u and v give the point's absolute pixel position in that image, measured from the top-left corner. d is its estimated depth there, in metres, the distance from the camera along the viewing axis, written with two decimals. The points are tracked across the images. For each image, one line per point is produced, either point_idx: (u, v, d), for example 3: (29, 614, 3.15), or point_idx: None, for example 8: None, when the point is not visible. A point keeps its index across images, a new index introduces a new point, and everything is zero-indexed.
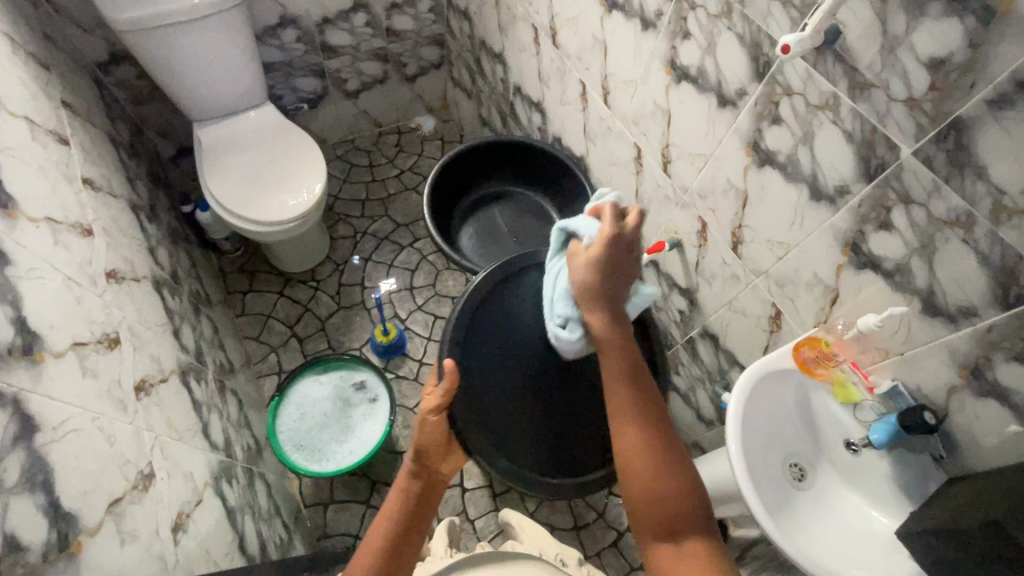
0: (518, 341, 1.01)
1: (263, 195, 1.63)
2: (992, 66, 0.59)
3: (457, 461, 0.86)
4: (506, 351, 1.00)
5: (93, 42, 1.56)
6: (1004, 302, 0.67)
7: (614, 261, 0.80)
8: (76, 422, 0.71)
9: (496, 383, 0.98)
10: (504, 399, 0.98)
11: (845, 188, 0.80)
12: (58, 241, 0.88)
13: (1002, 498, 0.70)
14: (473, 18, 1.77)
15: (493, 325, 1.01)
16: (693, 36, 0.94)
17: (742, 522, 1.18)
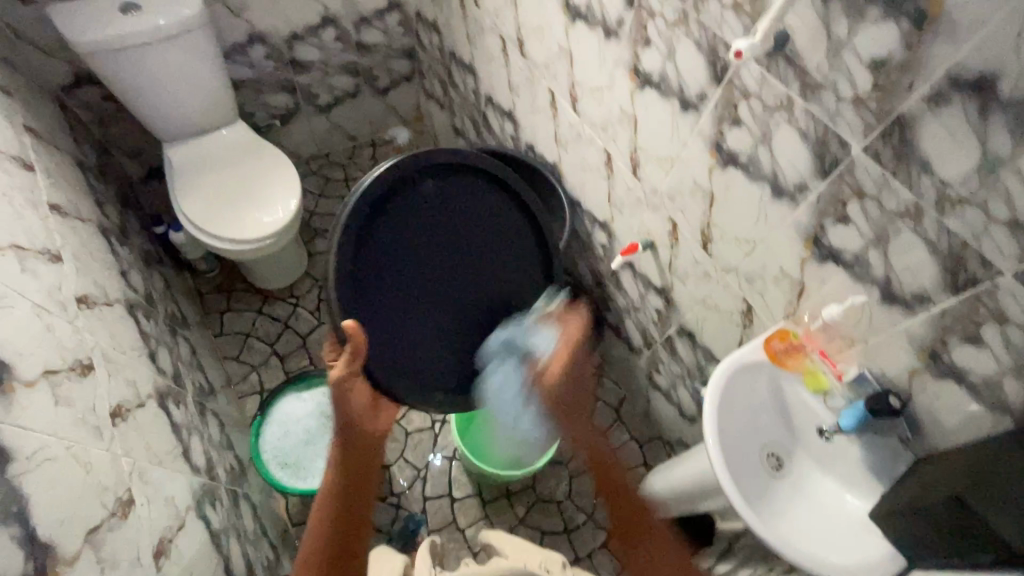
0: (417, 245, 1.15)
1: (237, 213, 1.62)
2: (929, 64, 0.62)
3: (389, 416, 1.04)
4: (414, 265, 1.15)
5: (55, 65, 1.54)
6: (954, 287, 0.71)
7: (585, 361, 0.99)
8: (50, 451, 0.70)
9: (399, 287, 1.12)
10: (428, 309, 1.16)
11: (804, 184, 0.84)
12: (24, 269, 0.87)
13: (962, 473, 0.73)
14: (441, 30, 1.80)
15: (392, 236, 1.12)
16: (654, 43, 0.97)
17: (727, 516, 1.21)
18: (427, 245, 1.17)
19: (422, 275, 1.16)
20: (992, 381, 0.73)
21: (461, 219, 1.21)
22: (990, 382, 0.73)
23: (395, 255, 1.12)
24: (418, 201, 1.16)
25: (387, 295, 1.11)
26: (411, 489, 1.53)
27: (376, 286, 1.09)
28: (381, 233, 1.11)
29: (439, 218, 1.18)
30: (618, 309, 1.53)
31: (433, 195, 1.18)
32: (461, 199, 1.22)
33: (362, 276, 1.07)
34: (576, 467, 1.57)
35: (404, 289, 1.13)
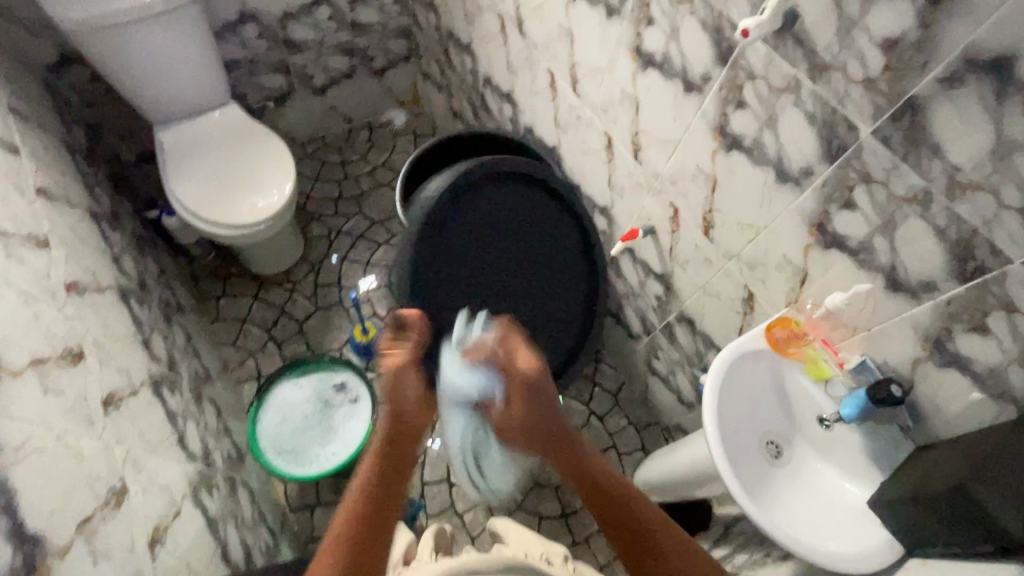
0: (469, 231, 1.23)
1: (231, 198, 1.59)
2: (944, 44, 0.60)
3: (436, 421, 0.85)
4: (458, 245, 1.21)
5: (41, 44, 1.50)
6: (961, 275, 0.69)
7: (540, 391, 0.81)
8: (39, 442, 0.69)
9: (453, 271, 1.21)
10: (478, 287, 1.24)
11: (809, 169, 0.81)
12: (10, 255, 0.85)
13: (963, 462, 0.73)
14: (438, 9, 1.75)
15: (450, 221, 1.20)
16: (657, 22, 0.94)
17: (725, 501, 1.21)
18: (471, 236, 1.24)
19: (471, 260, 1.24)
20: (996, 370, 0.72)
21: (504, 214, 1.28)
22: (995, 371, 0.72)
23: (444, 247, 1.21)
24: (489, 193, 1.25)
25: (441, 280, 1.20)
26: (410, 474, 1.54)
27: (434, 268, 1.20)
28: (433, 227, 1.19)
29: (486, 212, 1.25)
30: (617, 295, 1.52)
31: (496, 197, 1.26)
32: (506, 194, 1.27)
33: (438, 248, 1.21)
34: None
35: (456, 274, 1.22)
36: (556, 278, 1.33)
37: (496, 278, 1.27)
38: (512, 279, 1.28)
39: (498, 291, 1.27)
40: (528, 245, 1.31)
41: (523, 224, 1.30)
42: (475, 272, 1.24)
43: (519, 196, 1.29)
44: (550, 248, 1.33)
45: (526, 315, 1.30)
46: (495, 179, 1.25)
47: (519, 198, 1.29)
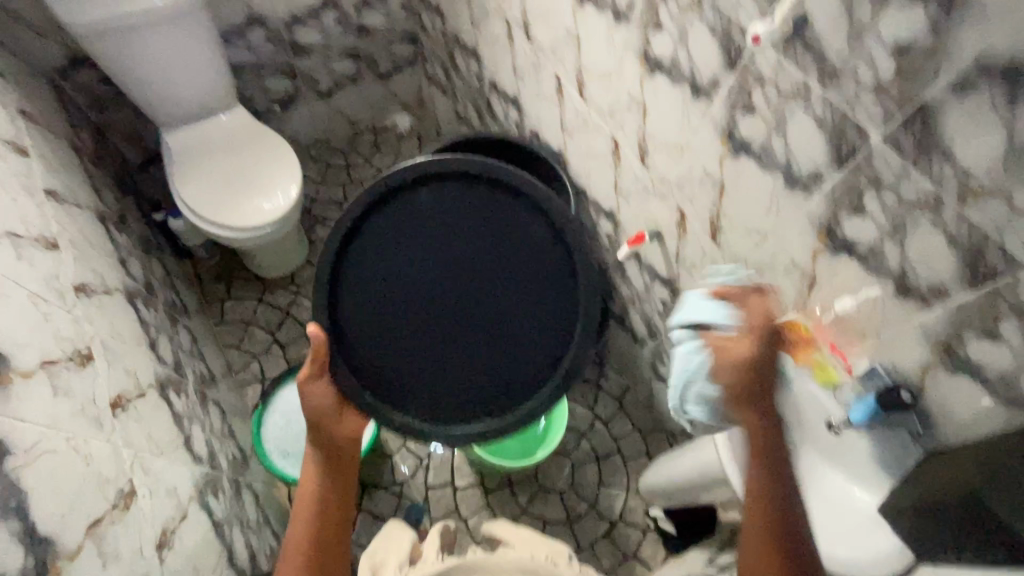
0: (405, 257, 1.00)
1: (237, 201, 1.59)
2: (955, 50, 0.60)
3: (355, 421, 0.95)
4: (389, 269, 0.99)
5: (49, 47, 1.51)
6: (972, 281, 0.69)
7: (763, 337, 0.89)
8: (49, 443, 0.69)
9: (375, 303, 0.99)
10: (407, 327, 1.00)
11: (818, 174, 0.82)
12: (20, 256, 0.85)
13: (975, 470, 0.72)
14: (444, 13, 1.76)
15: (384, 241, 0.99)
16: (665, 27, 0.94)
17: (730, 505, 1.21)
18: (397, 263, 1.00)
19: (408, 285, 1.00)
20: (1007, 377, 0.71)
21: (442, 223, 1.01)
22: (1005, 377, 0.72)
23: (366, 263, 0.99)
24: (426, 202, 1.00)
25: (367, 310, 0.99)
26: (414, 477, 1.53)
27: (362, 301, 0.99)
28: (359, 258, 0.99)
29: (421, 228, 1.00)
30: (622, 299, 1.51)
31: (422, 207, 1.00)
32: (439, 202, 1.00)
33: (359, 276, 0.99)
34: (578, 457, 1.57)
35: (391, 303, 0.99)
36: (521, 291, 1.02)
37: (435, 310, 1.00)
38: (465, 301, 1.01)
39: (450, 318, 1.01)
40: (479, 255, 1.01)
41: (472, 237, 1.01)
42: (406, 300, 1.00)
43: (454, 201, 1.00)
44: (501, 261, 1.01)
45: (493, 343, 1.01)
46: (419, 186, 0.99)
47: (457, 202, 1.00)
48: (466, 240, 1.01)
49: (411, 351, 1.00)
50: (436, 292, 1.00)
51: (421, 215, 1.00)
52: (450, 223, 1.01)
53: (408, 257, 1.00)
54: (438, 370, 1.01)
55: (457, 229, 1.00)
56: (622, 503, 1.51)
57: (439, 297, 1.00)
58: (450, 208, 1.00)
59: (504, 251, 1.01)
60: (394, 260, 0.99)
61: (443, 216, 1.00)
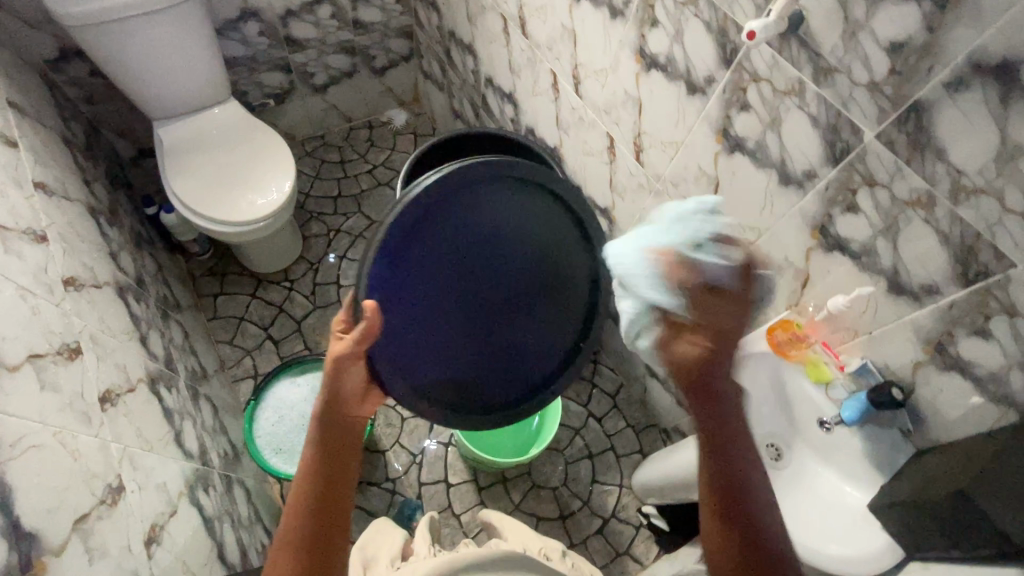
0: (460, 243, 0.81)
1: (230, 196, 1.58)
2: (949, 48, 0.60)
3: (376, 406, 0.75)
4: (442, 251, 0.80)
5: (39, 38, 1.49)
6: (964, 279, 0.70)
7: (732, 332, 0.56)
8: (36, 438, 0.68)
9: (421, 291, 0.79)
10: (452, 321, 0.83)
11: (812, 172, 0.82)
12: (8, 249, 0.84)
13: (965, 467, 0.73)
14: (441, 8, 1.75)
15: (442, 222, 0.79)
16: (661, 23, 0.94)
17: None
18: (454, 248, 0.81)
19: (451, 284, 0.81)
20: (997, 374, 0.72)
21: (501, 226, 0.84)
22: (996, 375, 0.72)
23: (421, 243, 0.78)
24: (498, 190, 0.82)
25: (413, 296, 0.78)
26: (407, 474, 1.53)
27: (400, 295, 0.77)
28: (405, 245, 0.76)
29: (476, 222, 0.82)
30: None
31: (484, 203, 0.82)
32: (503, 199, 0.83)
33: (409, 254, 0.77)
34: (572, 454, 1.57)
35: (430, 303, 0.80)
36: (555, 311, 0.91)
37: (479, 306, 0.85)
38: (504, 308, 0.86)
39: (484, 322, 0.85)
40: (531, 266, 0.87)
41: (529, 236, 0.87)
42: (455, 291, 0.82)
43: (517, 203, 0.85)
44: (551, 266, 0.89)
45: (522, 346, 0.90)
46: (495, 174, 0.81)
47: (520, 209, 0.85)
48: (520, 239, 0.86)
49: (437, 358, 0.83)
50: (477, 296, 0.84)
51: (485, 203, 0.82)
52: (512, 219, 0.85)
53: (466, 244, 0.82)
54: (460, 378, 0.86)
55: (512, 226, 0.85)
56: (615, 500, 1.51)
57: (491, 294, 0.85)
58: (514, 203, 0.85)
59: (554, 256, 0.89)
60: (450, 242, 0.80)
61: (507, 212, 0.84)
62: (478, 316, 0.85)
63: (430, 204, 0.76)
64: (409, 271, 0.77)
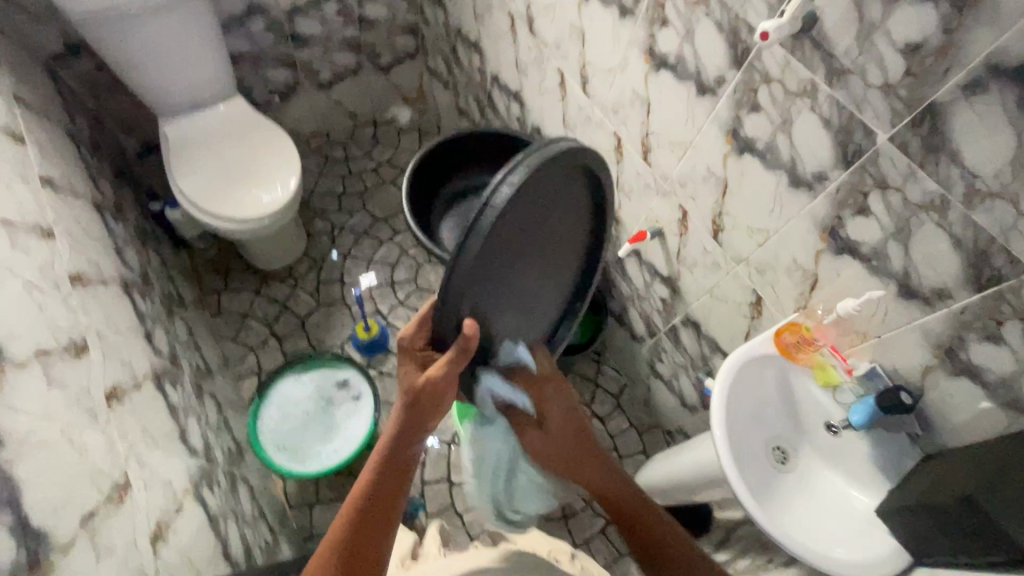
0: (529, 231, 0.77)
1: (236, 193, 1.58)
2: (966, 51, 0.59)
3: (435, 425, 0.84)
4: (515, 242, 0.75)
5: (45, 32, 1.48)
6: (977, 284, 0.69)
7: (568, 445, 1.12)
8: (43, 435, 0.68)
9: (490, 282, 0.76)
10: (502, 302, 0.83)
11: (823, 174, 0.81)
12: (15, 245, 0.84)
13: (973, 473, 0.72)
14: (447, 6, 1.74)
15: (523, 215, 0.72)
16: (671, 23, 0.94)
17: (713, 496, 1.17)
18: (523, 236, 0.76)
19: (513, 270, 0.80)
20: (1009, 380, 0.71)
21: (556, 207, 0.81)
22: (1007, 381, 0.71)
23: (503, 237, 0.71)
24: (565, 171, 0.76)
25: (483, 289, 0.75)
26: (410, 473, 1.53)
27: (475, 293, 0.74)
28: (490, 247, 0.69)
29: (542, 209, 0.77)
30: (621, 297, 1.51)
31: (554, 185, 0.76)
32: (565, 180, 0.78)
33: (493, 252, 0.71)
34: None
35: (492, 293, 0.78)
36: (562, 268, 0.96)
37: (523, 281, 0.85)
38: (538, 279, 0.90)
39: (522, 292, 0.88)
40: (557, 237, 0.88)
41: (566, 207, 0.85)
42: (512, 273, 0.80)
43: (572, 181, 0.81)
44: (570, 230, 0.91)
45: (536, 304, 0.95)
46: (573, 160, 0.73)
47: (568, 187, 0.82)
48: (562, 212, 0.84)
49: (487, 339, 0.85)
50: (525, 273, 0.84)
51: (552, 188, 0.76)
52: (563, 197, 0.81)
53: (530, 229, 0.77)
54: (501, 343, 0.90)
55: (561, 203, 0.82)
56: None
57: (532, 268, 0.85)
58: (568, 181, 0.80)
59: (574, 222, 0.91)
60: (522, 231, 0.75)
61: (561, 193, 0.80)
62: (518, 291, 0.86)
63: (518, 204, 0.68)
64: (488, 269, 0.73)
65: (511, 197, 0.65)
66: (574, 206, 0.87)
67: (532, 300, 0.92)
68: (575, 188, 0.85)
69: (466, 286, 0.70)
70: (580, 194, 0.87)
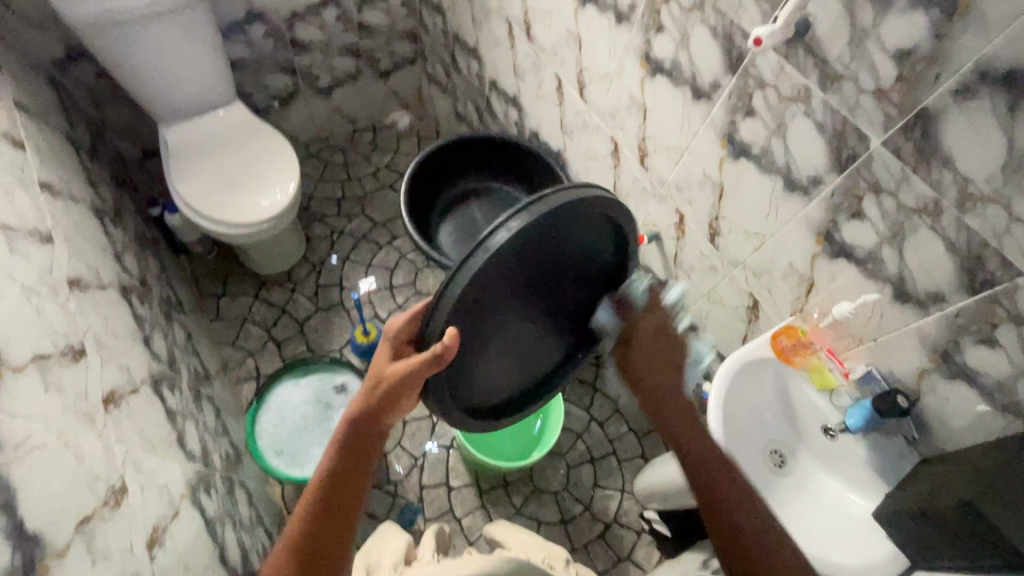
0: (536, 275, 0.79)
1: (235, 198, 1.58)
2: (956, 56, 0.60)
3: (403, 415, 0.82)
4: (519, 282, 0.78)
5: (46, 38, 1.49)
6: (971, 287, 0.69)
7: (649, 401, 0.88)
8: (40, 439, 0.68)
9: (490, 314, 0.78)
10: (503, 340, 0.84)
11: (818, 178, 0.81)
12: (14, 250, 0.84)
13: (970, 477, 0.72)
14: (446, 12, 1.75)
15: (527, 256, 0.75)
16: (667, 29, 0.94)
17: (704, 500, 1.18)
18: (529, 280, 0.79)
19: (516, 308, 0.81)
20: (1004, 384, 0.71)
21: (574, 255, 0.82)
22: (1002, 384, 0.72)
23: (505, 275, 0.75)
24: (583, 226, 0.78)
25: (480, 320, 0.78)
26: (408, 477, 1.53)
27: (469, 322, 0.76)
28: (492, 274, 0.73)
29: (554, 256, 0.80)
30: None
31: (572, 233, 0.78)
32: (587, 231, 0.80)
33: (493, 287, 0.74)
34: (574, 458, 1.57)
35: (492, 328, 0.80)
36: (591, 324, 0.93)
37: (531, 325, 0.85)
38: (551, 323, 0.88)
39: (532, 338, 0.87)
40: (578, 289, 0.87)
41: (589, 263, 0.85)
42: (515, 313, 0.81)
43: (597, 235, 0.82)
44: (598, 286, 0.89)
45: (552, 354, 0.93)
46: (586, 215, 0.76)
47: (593, 244, 0.83)
48: (581, 266, 0.84)
49: (482, 373, 0.85)
50: (535, 318, 0.85)
51: (566, 240, 0.78)
52: (583, 249, 0.82)
53: (540, 274, 0.80)
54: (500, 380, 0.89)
55: (580, 257, 0.83)
56: (617, 505, 1.51)
57: (543, 314, 0.86)
58: (590, 237, 0.81)
59: (602, 279, 0.89)
60: (528, 272, 0.78)
61: (581, 247, 0.82)
62: (526, 334, 0.86)
63: (524, 241, 0.72)
64: (486, 300, 0.75)
65: (515, 230, 0.70)
66: (599, 263, 0.87)
67: (546, 349, 0.91)
68: (601, 246, 0.84)
69: (460, 312, 0.73)
70: (608, 251, 0.86)
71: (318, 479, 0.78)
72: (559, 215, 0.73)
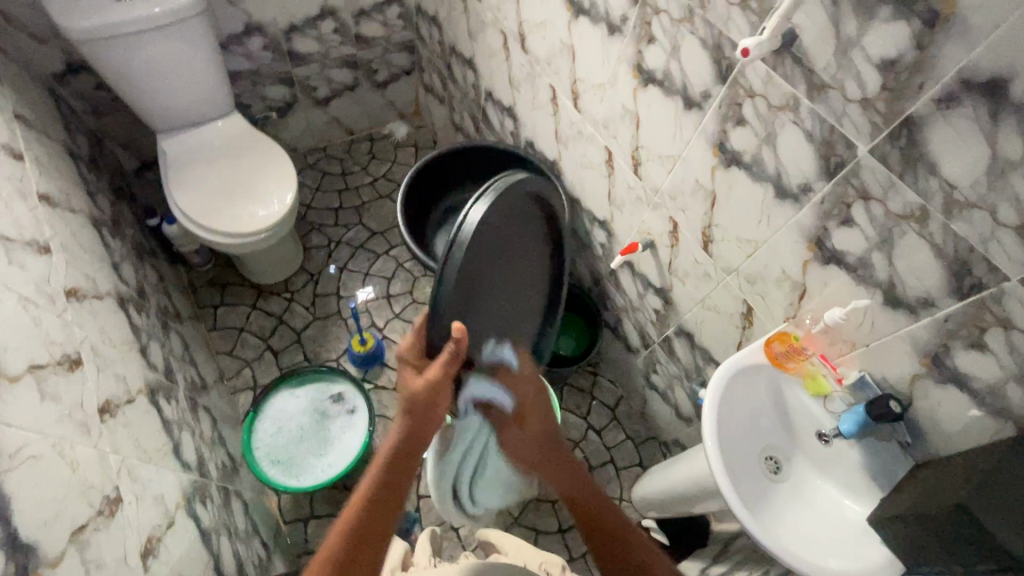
0: (501, 255, 0.85)
1: (232, 208, 1.59)
2: (938, 66, 0.61)
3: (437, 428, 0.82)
4: (491, 266, 0.83)
5: (47, 52, 1.51)
6: (959, 291, 0.70)
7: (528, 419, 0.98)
8: (35, 449, 0.68)
9: (475, 303, 0.82)
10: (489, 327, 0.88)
11: (808, 186, 0.83)
12: (12, 260, 0.85)
13: (963, 481, 0.72)
14: (442, 24, 1.78)
15: (494, 237, 0.80)
16: (658, 40, 0.96)
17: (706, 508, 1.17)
18: (497, 262, 0.84)
19: (490, 294, 0.86)
20: (995, 388, 0.72)
21: (521, 235, 0.91)
22: (994, 388, 0.72)
23: (483, 257, 0.79)
24: (522, 201, 0.86)
25: (469, 311, 0.81)
26: None
27: (463, 312, 0.79)
28: (473, 260, 0.75)
29: (508, 236, 0.86)
30: (616, 308, 1.52)
31: (520, 211, 0.87)
32: (524, 210, 0.89)
33: (475, 272, 0.78)
34: None
35: (479, 316, 0.84)
36: (535, 294, 1.05)
37: (502, 309, 0.92)
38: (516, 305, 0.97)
39: (505, 321, 0.94)
40: (525, 266, 0.97)
41: (529, 237, 0.95)
42: (491, 299, 0.86)
43: (529, 212, 0.92)
44: (535, 258, 1.00)
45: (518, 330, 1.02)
46: (524, 190, 0.85)
47: (528, 216, 0.92)
48: (525, 240, 0.93)
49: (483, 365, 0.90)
50: (503, 299, 0.92)
51: (515, 216, 0.86)
52: (525, 226, 0.92)
53: (502, 256, 0.86)
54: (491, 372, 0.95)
55: (524, 232, 0.92)
56: None
57: (507, 295, 0.93)
58: (527, 211, 0.91)
59: (537, 249, 1.00)
60: (495, 254, 0.83)
61: (523, 223, 0.90)
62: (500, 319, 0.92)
63: (490, 224, 0.77)
64: (472, 287, 0.79)
65: (483, 215, 0.74)
66: (534, 235, 0.97)
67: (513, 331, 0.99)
68: (533, 218, 0.95)
69: (455, 303, 0.75)
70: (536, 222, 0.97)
71: (357, 506, 0.77)
72: (508, 191, 0.80)
